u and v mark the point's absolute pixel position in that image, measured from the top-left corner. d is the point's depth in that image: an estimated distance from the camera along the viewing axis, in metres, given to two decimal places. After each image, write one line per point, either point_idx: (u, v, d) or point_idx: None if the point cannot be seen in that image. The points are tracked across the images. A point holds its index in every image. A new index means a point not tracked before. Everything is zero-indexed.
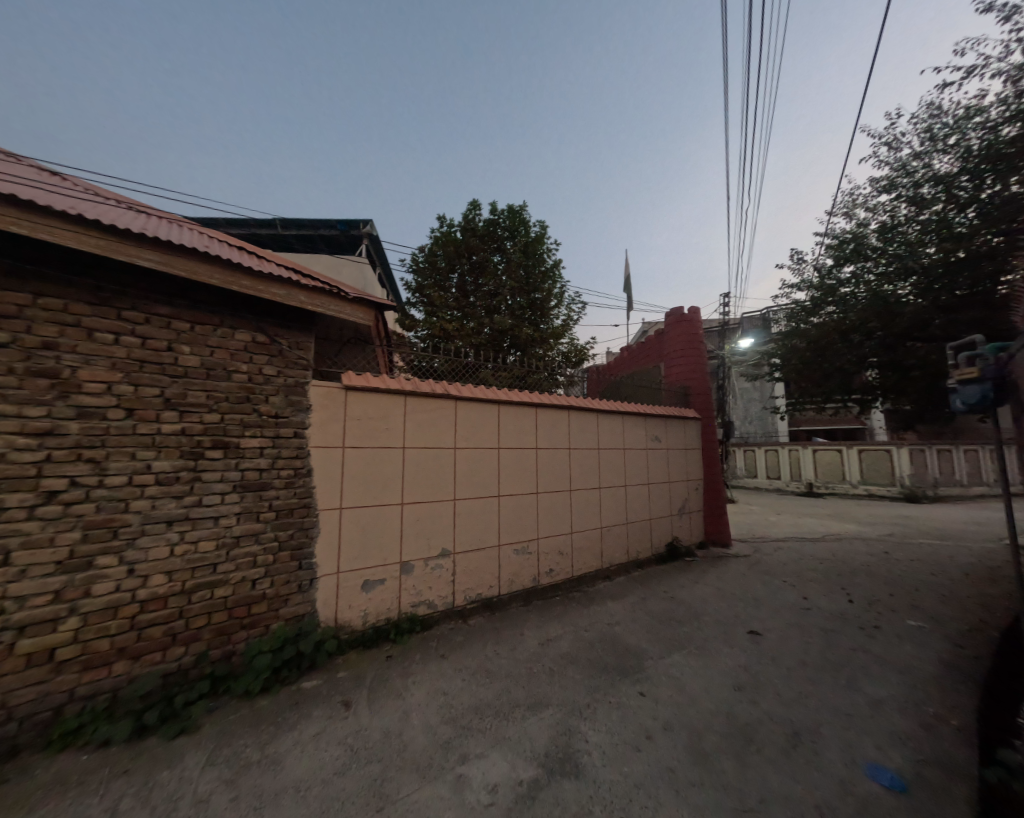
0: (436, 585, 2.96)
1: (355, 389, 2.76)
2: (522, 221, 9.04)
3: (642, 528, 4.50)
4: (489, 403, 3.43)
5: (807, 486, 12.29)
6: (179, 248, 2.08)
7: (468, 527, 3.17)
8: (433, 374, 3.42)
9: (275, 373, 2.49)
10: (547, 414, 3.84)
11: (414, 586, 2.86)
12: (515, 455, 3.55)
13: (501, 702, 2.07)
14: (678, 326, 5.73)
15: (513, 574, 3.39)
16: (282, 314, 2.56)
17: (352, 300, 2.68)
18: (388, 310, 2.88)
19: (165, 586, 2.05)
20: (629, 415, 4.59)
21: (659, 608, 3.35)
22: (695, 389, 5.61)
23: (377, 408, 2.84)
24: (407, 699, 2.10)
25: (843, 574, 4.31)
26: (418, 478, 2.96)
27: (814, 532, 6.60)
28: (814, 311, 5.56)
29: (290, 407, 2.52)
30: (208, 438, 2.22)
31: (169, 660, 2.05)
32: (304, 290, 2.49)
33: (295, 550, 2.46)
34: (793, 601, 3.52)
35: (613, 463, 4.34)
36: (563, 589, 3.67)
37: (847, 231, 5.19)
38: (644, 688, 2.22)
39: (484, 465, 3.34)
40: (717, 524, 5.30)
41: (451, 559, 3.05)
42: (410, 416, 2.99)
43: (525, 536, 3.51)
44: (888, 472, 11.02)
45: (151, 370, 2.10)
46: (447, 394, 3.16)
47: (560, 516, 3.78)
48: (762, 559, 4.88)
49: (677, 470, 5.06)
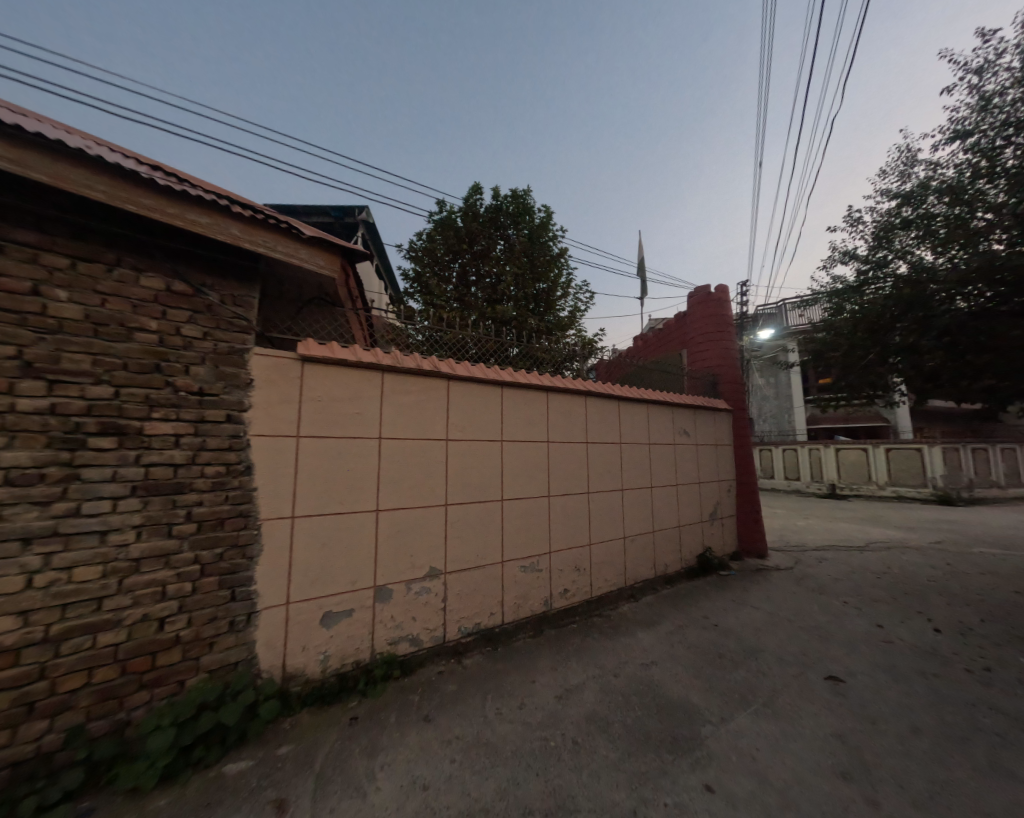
0: (422, 616, 2.30)
1: (314, 362, 2.11)
2: (527, 205, 8.36)
3: (670, 538, 3.83)
4: (490, 385, 2.77)
5: (828, 488, 11.60)
6: (37, 140, 1.43)
7: (462, 540, 2.51)
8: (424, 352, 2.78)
9: (199, 335, 1.84)
10: (560, 400, 3.18)
11: (392, 618, 2.21)
12: (522, 450, 2.89)
13: (507, 809, 1.39)
14: (705, 307, 5.06)
15: (520, 598, 2.73)
16: (214, 259, 1.91)
17: (308, 239, 2.01)
18: (359, 259, 2.23)
19: (16, 636, 1.39)
20: (654, 404, 3.93)
21: (703, 641, 2.67)
22: (725, 378, 4.93)
23: (344, 387, 2.19)
24: (366, 800, 1.42)
25: (912, 592, 3.62)
26: (400, 477, 2.32)
27: (855, 540, 5.88)
28: (865, 286, 4.92)
29: (221, 382, 1.87)
30: (93, 422, 1.58)
31: (21, 744, 1.39)
32: (238, 220, 1.82)
33: (226, 574, 1.81)
34: (868, 632, 2.83)
35: (637, 460, 3.67)
36: (580, 614, 3.00)
37: (908, 190, 4.52)
38: (711, 780, 1.54)
39: (483, 461, 2.68)
40: (752, 531, 4.61)
41: (441, 581, 2.39)
42: (390, 398, 2.34)
43: (534, 551, 2.84)
44: (919, 472, 10.23)
45: (4, 320, 1.45)
46: (437, 371, 2.51)
47: (576, 525, 3.12)
48: (809, 572, 4.19)
49: (708, 469, 4.37)
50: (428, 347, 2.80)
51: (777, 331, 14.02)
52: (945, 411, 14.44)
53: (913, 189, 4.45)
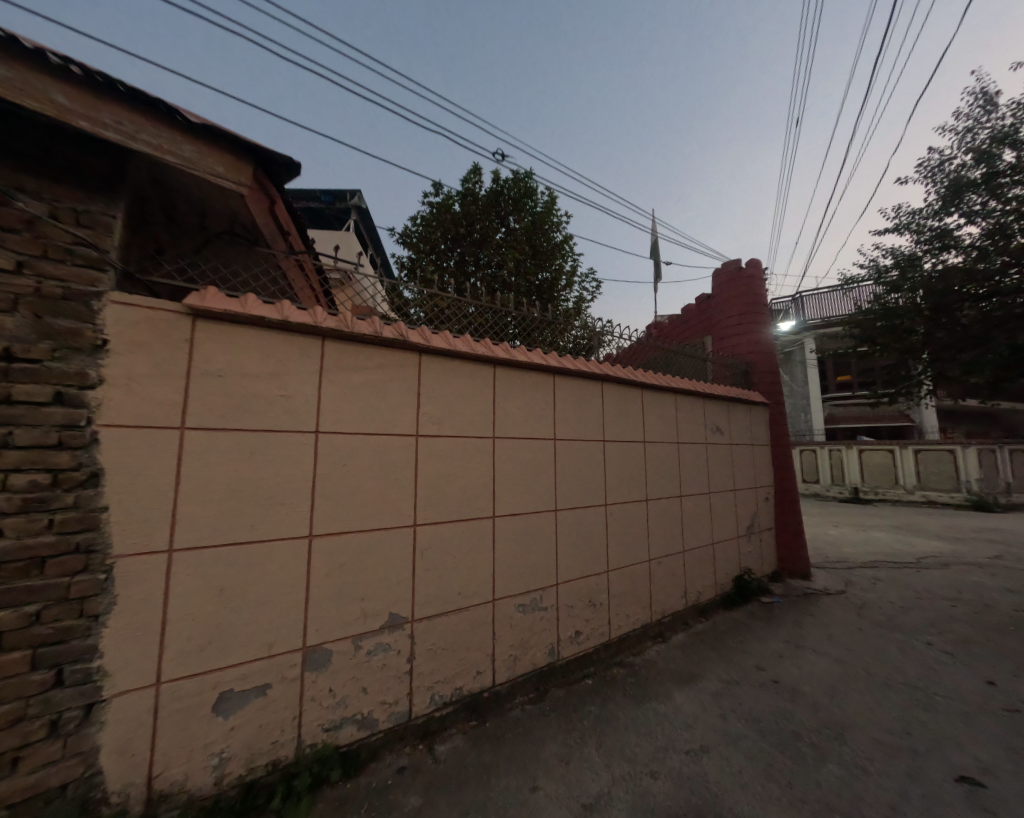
0: (377, 684, 1.63)
1: (212, 320, 1.43)
2: (529, 188, 7.64)
3: (703, 558, 3.14)
4: (480, 363, 2.10)
5: (851, 492, 10.93)
6: None
7: (438, 573, 1.83)
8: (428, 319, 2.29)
9: (10, 264, 1.16)
10: (569, 386, 2.50)
11: (330, 693, 1.53)
12: (520, 450, 2.21)
13: None
14: (735, 284, 4.35)
15: (517, 649, 2.05)
16: (44, 155, 1.24)
17: (192, 127, 1.33)
18: (281, 168, 1.56)
19: None
20: (681, 394, 3.24)
21: (765, 711, 1.96)
22: (759, 368, 4.23)
23: (263, 359, 1.52)
24: None
25: (1007, 628, 2.89)
26: (346, 488, 1.64)
27: (903, 553, 5.16)
28: (922, 260, 4.27)
29: (47, 341, 1.19)
30: None
31: None
32: (64, 79, 1.14)
33: (45, 647, 1.13)
34: (980, 693, 2.12)
35: (663, 460, 2.98)
36: (596, 663, 2.32)
37: (986, 141, 3.82)
38: None
39: (468, 466, 2.00)
40: (794, 549, 3.91)
41: (406, 633, 1.71)
42: (331, 377, 1.65)
43: (536, 584, 2.17)
44: (951, 475, 9.47)
45: None
46: (403, 339, 1.82)
47: (590, 546, 2.43)
48: (868, 599, 3.48)
49: (743, 473, 3.66)
50: (433, 321, 2.32)
51: (794, 326, 13.25)
52: (974, 410, 13.59)
53: (986, 142, 3.79)
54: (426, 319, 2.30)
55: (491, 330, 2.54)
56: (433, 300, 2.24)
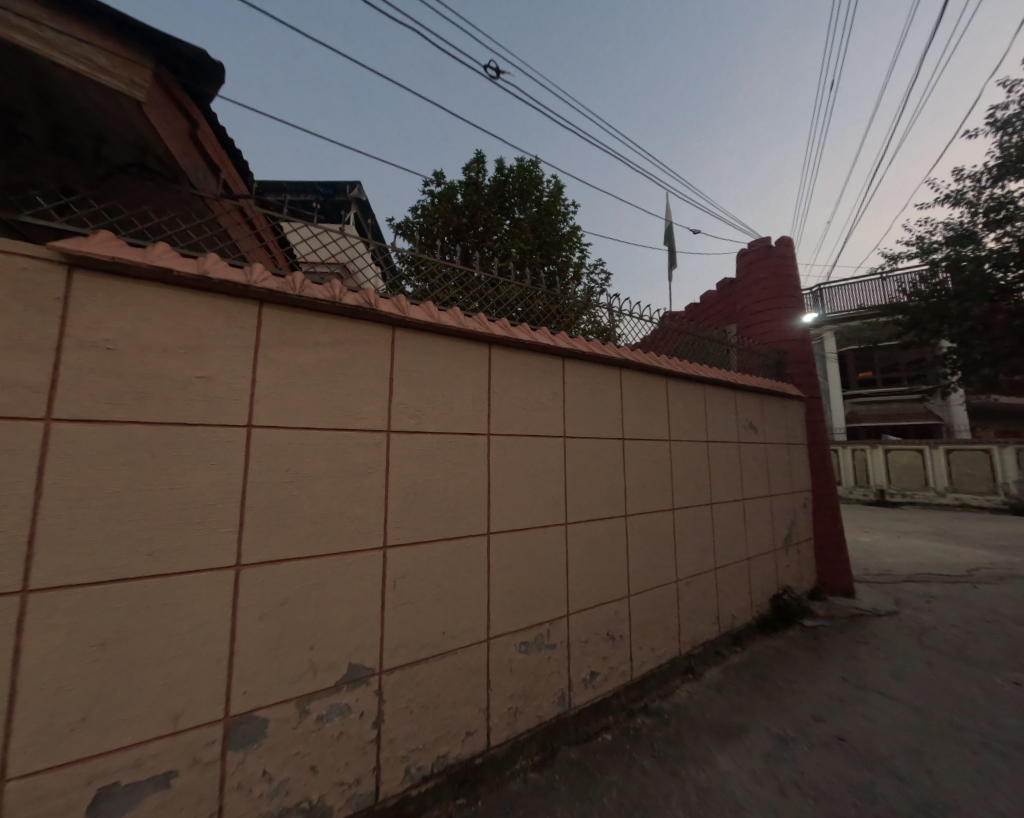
0: (332, 759, 1.23)
1: (104, 275, 1.05)
2: (535, 176, 7.23)
3: (736, 576, 2.71)
4: (472, 345, 1.71)
5: (876, 494, 10.33)
6: None
7: (416, 608, 1.44)
8: (415, 296, 1.89)
9: None
10: (582, 373, 2.09)
11: (268, 777, 1.14)
12: (523, 450, 1.81)
13: None
14: (763, 265, 3.90)
15: (519, 700, 1.65)
16: None
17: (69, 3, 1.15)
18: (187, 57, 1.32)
19: None
20: (711, 385, 2.81)
21: (835, 784, 1.52)
22: (793, 357, 3.76)
23: (178, 334, 1.13)
24: None
25: None
26: (291, 501, 1.25)
27: (951, 565, 4.63)
28: (979, 234, 3.79)
29: None
30: None
31: None
32: None
33: None
34: None
35: (692, 462, 2.56)
36: (613, 708, 1.92)
37: None
38: None
39: (456, 472, 1.60)
40: (836, 563, 3.45)
41: (372, 687, 1.33)
42: (272, 356, 1.27)
43: (542, 616, 1.76)
44: (986, 477, 8.83)
45: None
46: (372, 308, 1.43)
47: (607, 566, 2.02)
48: (926, 623, 3.00)
49: (779, 476, 3.22)
50: (423, 296, 1.91)
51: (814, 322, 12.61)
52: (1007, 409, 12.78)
53: None
54: (417, 295, 1.90)
55: (495, 308, 2.13)
56: (433, 287, 1.91)
